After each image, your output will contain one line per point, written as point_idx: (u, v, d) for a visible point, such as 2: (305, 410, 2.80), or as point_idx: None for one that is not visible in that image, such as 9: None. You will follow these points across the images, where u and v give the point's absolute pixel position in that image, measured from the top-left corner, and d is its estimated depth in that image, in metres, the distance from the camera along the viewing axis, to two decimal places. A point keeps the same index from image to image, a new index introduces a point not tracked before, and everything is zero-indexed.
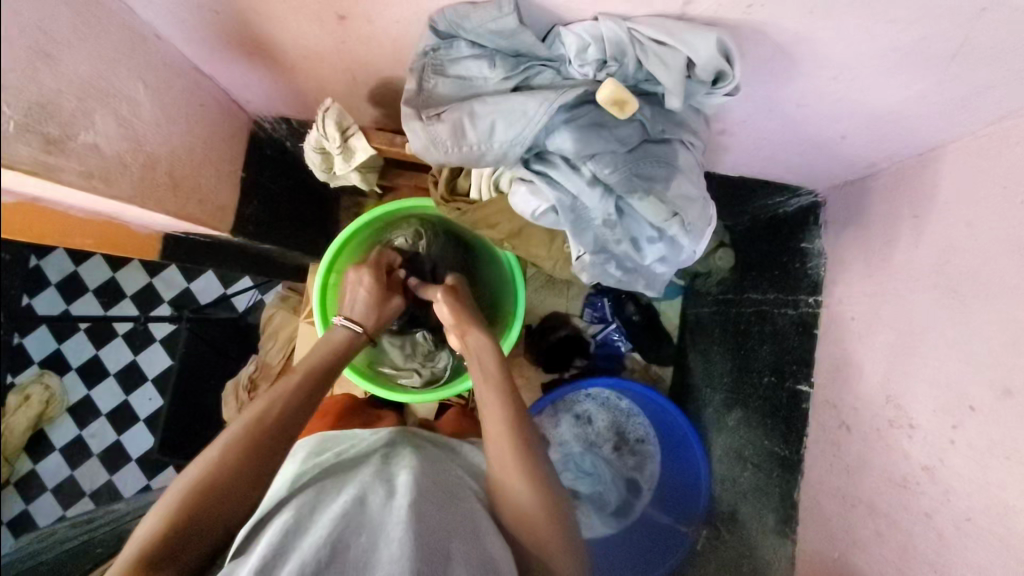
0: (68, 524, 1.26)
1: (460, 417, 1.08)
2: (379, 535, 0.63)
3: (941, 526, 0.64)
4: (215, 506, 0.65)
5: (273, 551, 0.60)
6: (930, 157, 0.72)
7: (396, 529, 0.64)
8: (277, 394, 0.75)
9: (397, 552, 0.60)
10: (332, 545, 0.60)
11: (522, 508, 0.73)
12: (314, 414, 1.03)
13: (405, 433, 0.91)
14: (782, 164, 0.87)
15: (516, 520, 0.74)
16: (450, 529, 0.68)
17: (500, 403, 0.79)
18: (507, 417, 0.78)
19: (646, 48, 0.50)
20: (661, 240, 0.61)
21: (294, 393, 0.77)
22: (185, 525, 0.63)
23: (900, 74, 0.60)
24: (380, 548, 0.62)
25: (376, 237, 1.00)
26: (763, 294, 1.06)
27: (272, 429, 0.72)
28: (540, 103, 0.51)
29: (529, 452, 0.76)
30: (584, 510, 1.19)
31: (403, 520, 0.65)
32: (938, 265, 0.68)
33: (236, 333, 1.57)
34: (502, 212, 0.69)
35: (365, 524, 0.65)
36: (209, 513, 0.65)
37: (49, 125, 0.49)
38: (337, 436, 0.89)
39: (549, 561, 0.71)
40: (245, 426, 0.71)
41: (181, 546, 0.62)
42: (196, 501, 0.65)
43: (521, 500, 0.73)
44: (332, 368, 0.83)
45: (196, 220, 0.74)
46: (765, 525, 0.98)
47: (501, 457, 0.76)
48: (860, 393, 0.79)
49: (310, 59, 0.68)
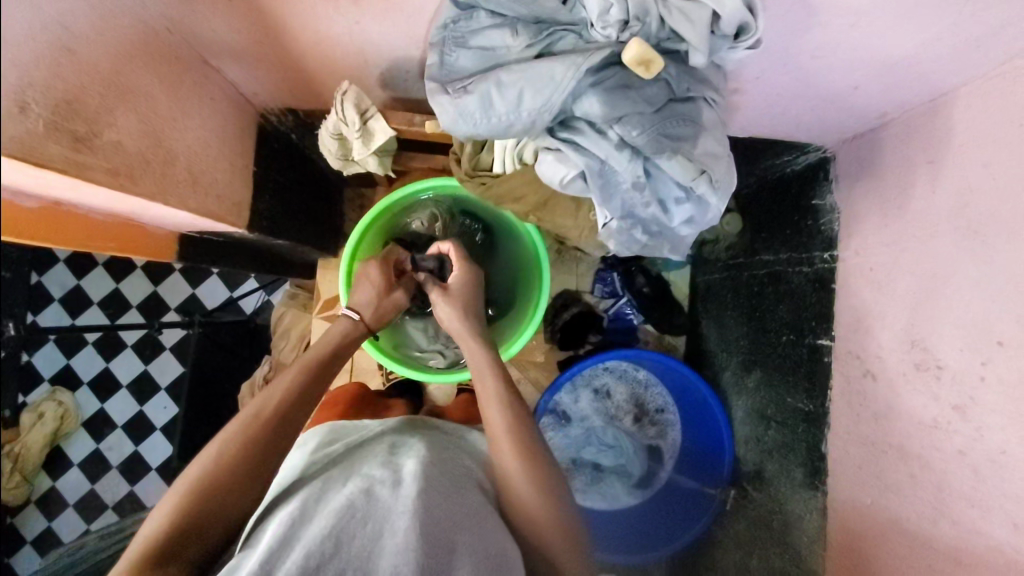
0: (96, 536, 1.26)
1: (469, 404, 1.09)
2: (385, 525, 0.63)
3: (975, 461, 0.65)
4: (221, 497, 0.65)
5: (275, 543, 0.60)
6: (943, 102, 0.72)
7: (400, 519, 0.63)
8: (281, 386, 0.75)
9: (404, 540, 0.60)
10: (336, 537, 0.60)
11: (523, 496, 0.73)
12: (327, 405, 1.03)
13: (412, 423, 0.91)
14: (793, 120, 0.87)
15: (520, 510, 0.73)
16: (456, 515, 0.67)
17: (502, 402, 0.78)
18: (506, 409, 0.78)
19: (669, 4, 0.50)
20: (689, 201, 0.61)
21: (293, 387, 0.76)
22: (192, 524, 0.63)
23: (916, 18, 0.60)
24: (384, 540, 0.61)
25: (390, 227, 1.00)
26: (776, 254, 1.07)
27: (272, 430, 0.71)
28: (567, 67, 0.51)
29: (525, 444, 0.75)
30: (607, 482, 1.23)
31: (409, 511, 0.64)
32: (958, 207, 0.69)
33: (245, 334, 1.52)
34: (530, 183, 0.70)
35: (370, 515, 0.64)
36: (216, 510, 0.65)
37: (74, 122, 0.48)
38: (345, 426, 0.89)
39: (550, 556, 0.71)
40: (245, 421, 0.71)
41: (186, 542, 0.62)
42: (204, 492, 0.65)
43: (519, 487, 0.73)
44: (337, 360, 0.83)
45: (214, 217, 0.73)
46: (793, 480, 0.99)
47: (502, 451, 0.75)
48: (884, 342, 0.80)
49: (318, 41, 0.67)
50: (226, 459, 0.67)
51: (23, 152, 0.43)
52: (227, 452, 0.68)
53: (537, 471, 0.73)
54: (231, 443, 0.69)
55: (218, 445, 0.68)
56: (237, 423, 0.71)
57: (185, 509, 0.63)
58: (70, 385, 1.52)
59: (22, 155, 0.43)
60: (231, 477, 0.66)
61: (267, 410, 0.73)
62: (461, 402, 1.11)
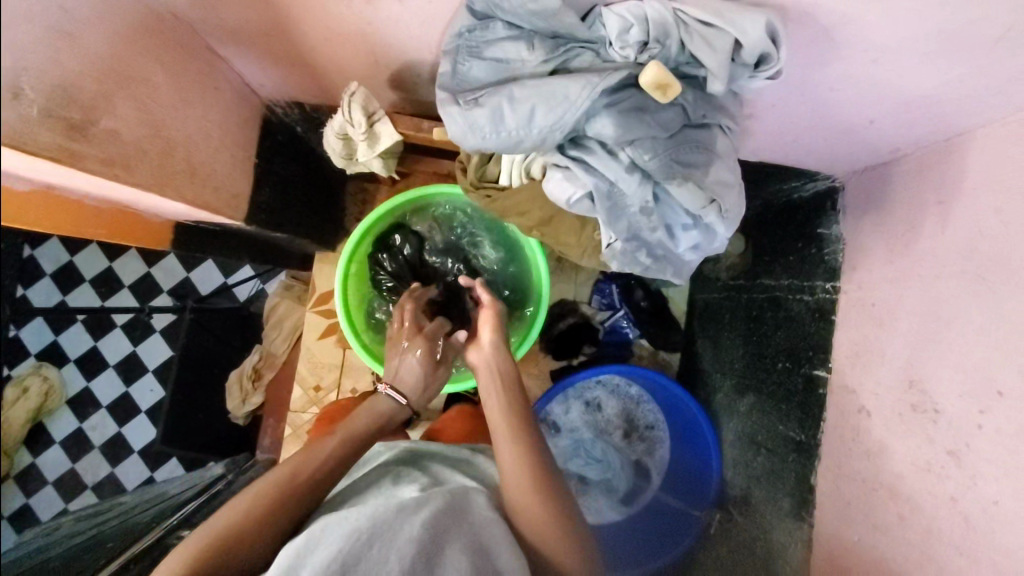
0: (71, 518, 1.17)
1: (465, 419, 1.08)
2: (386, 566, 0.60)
3: (966, 510, 0.64)
4: (244, 542, 0.65)
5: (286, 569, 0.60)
6: (958, 142, 0.71)
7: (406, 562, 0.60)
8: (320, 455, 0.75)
9: (407, 569, 0.60)
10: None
11: (514, 477, 0.73)
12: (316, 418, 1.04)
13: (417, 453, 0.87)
14: (804, 149, 0.86)
15: (518, 514, 0.72)
16: (458, 538, 0.66)
17: (500, 392, 0.81)
18: (498, 394, 0.81)
19: (691, 29, 0.49)
20: (695, 227, 0.60)
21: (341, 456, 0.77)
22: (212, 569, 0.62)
23: (939, 58, 0.59)
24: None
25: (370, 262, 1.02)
26: (777, 280, 1.06)
27: (307, 484, 0.72)
28: (582, 86, 0.50)
29: (526, 446, 0.76)
30: (592, 497, 1.20)
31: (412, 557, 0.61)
32: (966, 249, 0.67)
33: (238, 322, 1.51)
34: (534, 199, 0.68)
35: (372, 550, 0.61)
36: (238, 554, 0.64)
37: (69, 110, 0.47)
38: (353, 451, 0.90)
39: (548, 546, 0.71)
40: (285, 476, 0.71)
41: None
42: (225, 543, 0.64)
43: (523, 494, 0.72)
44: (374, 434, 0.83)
45: (211, 208, 0.71)
46: (781, 509, 0.98)
47: (503, 455, 0.75)
48: (881, 380, 0.80)
49: (329, 37, 0.66)
50: (253, 516, 0.67)
51: (15, 141, 0.42)
52: (253, 502, 0.67)
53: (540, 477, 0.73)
54: (263, 496, 0.68)
55: (249, 498, 0.68)
56: (272, 476, 0.71)
57: (210, 561, 0.62)
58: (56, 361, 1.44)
59: (13, 142, 0.42)
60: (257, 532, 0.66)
61: (305, 471, 0.73)
62: (455, 416, 1.09)
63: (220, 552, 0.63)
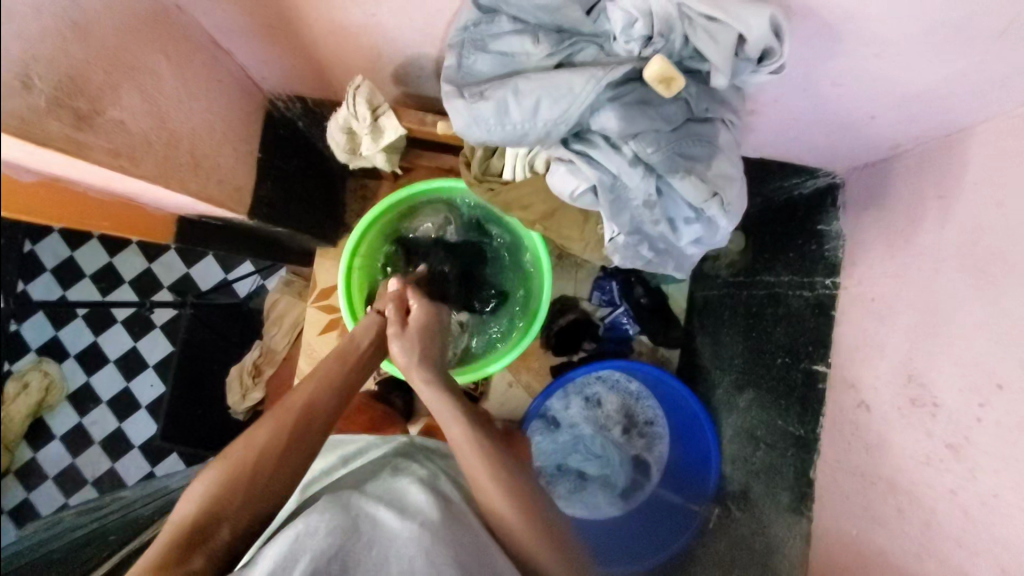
0: (75, 510, 1.18)
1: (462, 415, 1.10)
2: (388, 550, 0.66)
3: (965, 502, 0.65)
4: (250, 477, 0.70)
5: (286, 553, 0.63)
6: (957, 138, 0.72)
7: (405, 542, 0.66)
8: (309, 387, 0.78)
9: (406, 551, 0.65)
10: (343, 557, 0.64)
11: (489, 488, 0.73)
12: None
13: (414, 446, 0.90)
14: (805, 145, 0.87)
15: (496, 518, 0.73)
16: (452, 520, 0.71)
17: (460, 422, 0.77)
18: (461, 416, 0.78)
19: (695, 23, 0.49)
20: (698, 221, 0.60)
21: (330, 381, 0.79)
22: (221, 501, 0.68)
23: (940, 53, 0.59)
24: (389, 562, 0.64)
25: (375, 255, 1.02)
26: (777, 276, 1.07)
27: (304, 414, 0.75)
28: (587, 79, 0.50)
29: (496, 460, 0.75)
30: (592, 491, 1.24)
31: (412, 535, 0.66)
32: (965, 244, 0.68)
33: (238, 317, 1.49)
34: (537, 193, 0.68)
35: (374, 539, 0.67)
36: (248, 491, 0.70)
37: (77, 100, 0.48)
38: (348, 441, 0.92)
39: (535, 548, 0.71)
40: (283, 415, 0.74)
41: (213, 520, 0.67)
42: (232, 476, 0.69)
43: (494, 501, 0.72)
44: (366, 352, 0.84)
45: (215, 201, 0.72)
46: (780, 504, 0.99)
47: (474, 471, 0.74)
48: (880, 374, 0.80)
49: (333, 31, 0.66)
50: (255, 453, 0.71)
51: (24, 129, 0.43)
52: (256, 437, 0.72)
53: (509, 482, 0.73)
54: (264, 430, 0.73)
55: (252, 433, 0.73)
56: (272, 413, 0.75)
57: (219, 495, 0.68)
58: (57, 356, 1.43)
59: (22, 131, 0.43)
60: (267, 474, 0.71)
61: (300, 402, 0.76)
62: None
63: (228, 484, 0.69)
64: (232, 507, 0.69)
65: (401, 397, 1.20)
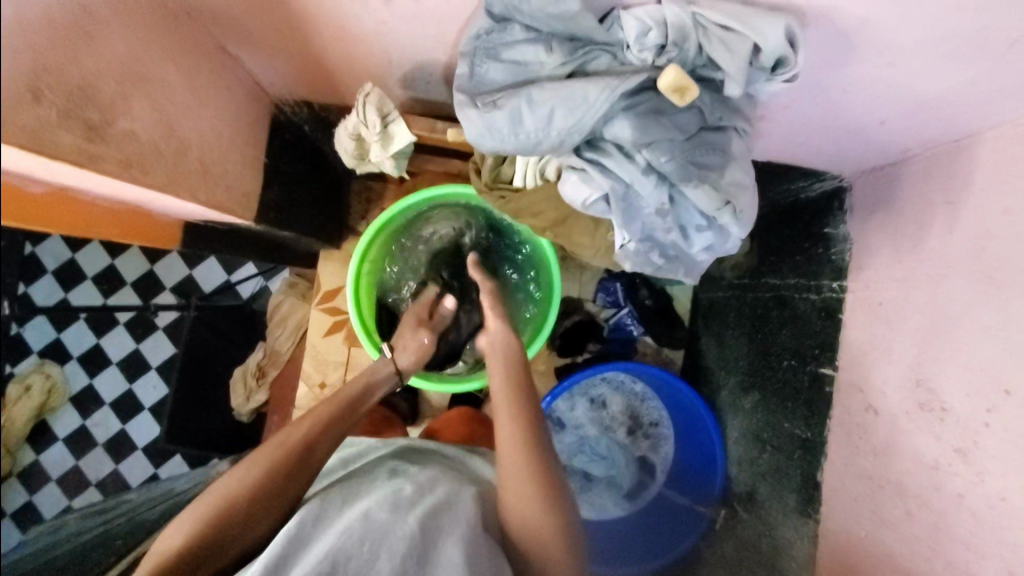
0: (80, 514, 1.17)
1: (466, 420, 1.09)
2: (382, 548, 0.63)
3: (974, 506, 0.65)
4: (237, 512, 0.67)
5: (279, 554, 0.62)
6: (967, 143, 0.72)
7: (399, 544, 0.64)
8: (310, 425, 0.76)
9: (400, 555, 0.63)
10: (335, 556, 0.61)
11: (517, 494, 0.71)
12: None
13: (415, 449, 0.90)
14: (813, 149, 0.87)
15: (517, 520, 0.72)
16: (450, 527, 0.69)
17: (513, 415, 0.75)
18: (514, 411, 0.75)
19: (709, 33, 0.49)
20: (709, 228, 0.60)
21: (329, 424, 0.78)
22: (208, 538, 0.65)
23: (952, 60, 0.59)
24: (382, 560, 0.62)
25: (384, 257, 1.03)
26: (783, 279, 1.07)
27: (297, 451, 0.73)
28: (602, 89, 0.50)
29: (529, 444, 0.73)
30: (596, 492, 1.25)
31: (408, 538, 0.65)
32: (974, 249, 0.68)
33: (240, 319, 1.46)
34: (547, 200, 0.68)
35: (368, 535, 0.64)
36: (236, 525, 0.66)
37: (88, 111, 0.48)
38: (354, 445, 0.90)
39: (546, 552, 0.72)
40: (279, 452, 0.72)
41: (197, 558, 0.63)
42: (220, 513, 0.66)
43: (517, 487, 0.71)
44: (365, 401, 0.84)
45: (222, 207, 0.71)
46: (786, 506, 0.99)
47: (506, 456, 0.73)
48: (888, 378, 0.80)
49: (343, 39, 0.66)
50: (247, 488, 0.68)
51: (36, 142, 0.43)
52: (247, 475, 0.69)
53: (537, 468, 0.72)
54: (255, 469, 0.70)
55: (243, 472, 0.70)
56: (264, 449, 0.72)
57: (203, 533, 0.65)
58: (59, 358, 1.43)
59: (34, 144, 0.43)
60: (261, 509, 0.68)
61: (294, 440, 0.74)
62: (455, 417, 1.10)
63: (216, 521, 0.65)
64: (223, 543, 0.65)
65: (406, 399, 1.20)
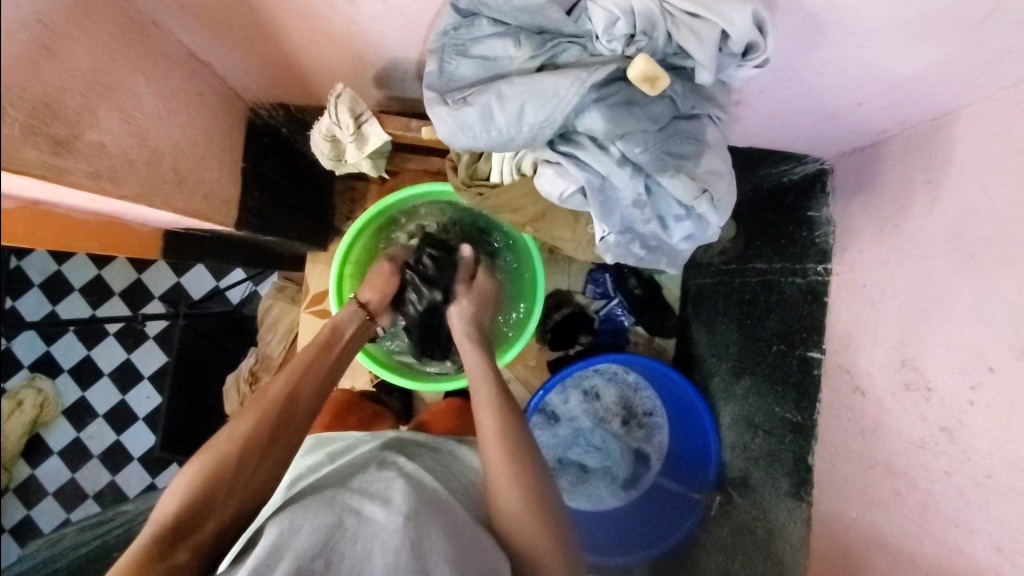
0: (77, 527, 1.17)
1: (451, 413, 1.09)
2: (375, 542, 0.64)
3: (960, 483, 0.65)
4: (229, 474, 0.68)
5: (270, 548, 0.62)
6: (944, 122, 0.71)
7: (392, 536, 0.64)
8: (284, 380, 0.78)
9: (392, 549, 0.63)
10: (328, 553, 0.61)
11: (503, 503, 0.72)
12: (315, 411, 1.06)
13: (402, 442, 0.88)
14: (792, 133, 0.87)
15: (508, 528, 0.71)
16: (442, 521, 0.69)
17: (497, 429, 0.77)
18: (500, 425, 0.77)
19: (677, 20, 0.49)
20: (689, 218, 0.60)
21: (305, 374, 0.80)
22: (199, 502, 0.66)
23: (925, 40, 0.59)
24: (376, 554, 0.62)
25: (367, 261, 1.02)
26: (768, 264, 1.07)
27: (285, 406, 0.75)
28: (571, 82, 0.49)
29: (517, 450, 0.74)
30: (593, 483, 1.26)
31: (400, 529, 0.65)
32: (954, 229, 0.68)
33: (230, 326, 1.44)
34: (526, 195, 0.68)
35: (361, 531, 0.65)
36: (227, 487, 0.68)
37: (53, 125, 0.47)
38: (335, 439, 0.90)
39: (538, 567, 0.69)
40: (267, 408, 0.74)
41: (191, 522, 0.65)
42: (213, 477, 0.67)
43: (501, 494, 0.72)
44: (339, 351, 0.86)
45: (200, 215, 0.71)
46: (778, 490, 1.00)
47: (495, 463, 0.73)
48: (874, 359, 0.81)
49: (314, 40, 0.66)
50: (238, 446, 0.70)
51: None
52: (235, 433, 0.71)
53: (520, 480, 0.72)
54: (243, 426, 0.72)
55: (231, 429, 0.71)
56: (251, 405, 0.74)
57: (196, 497, 0.66)
58: (50, 371, 1.42)
59: None
60: (251, 466, 0.70)
61: (279, 391, 0.76)
62: (444, 410, 1.10)
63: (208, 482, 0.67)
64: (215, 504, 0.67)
65: (399, 399, 1.20)
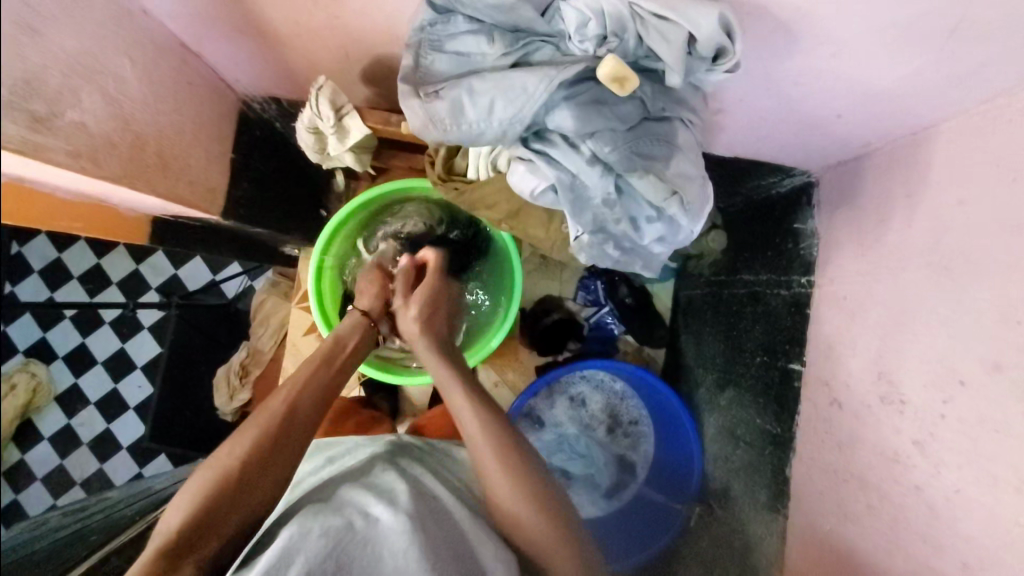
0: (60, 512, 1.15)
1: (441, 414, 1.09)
2: (384, 547, 0.64)
3: (931, 498, 0.65)
4: (229, 492, 0.68)
5: (280, 552, 0.61)
6: (924, 136, 0.72)
7: (401, 541, 0.64)
8: (287, 391, 0.78)
9: (401, 557, 0.63)
10: (338, 556, 0.62)
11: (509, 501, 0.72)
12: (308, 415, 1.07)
13: (403, 447, 0.88)
14: (778, 144, 0.87)
15: (512, 527, 0.71)
16: (447, 533, 0.69)
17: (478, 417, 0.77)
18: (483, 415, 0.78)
19: (647, 23, 0.50)
20: (660, 220, 0.60)
21: (309, 385, 0.80)
22: (203, 516, 0.66)
23: (899, 51, 0.60)
24: (386, 560, 0.63)
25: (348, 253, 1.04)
26: (755, 275, 1.07)
27: (279, 424, 0.74)
28: (540, 79, 0.51)
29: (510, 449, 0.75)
30: (577, 492, 1.20)
31: (407, 534, 0.65)
32: (930, 242, 0.68)
33: (225, 318, 1.53)
34: (498, 193, 0.71)
35: (370, 538, 0.65)
36: (229, 503, 0.68)
37: (35, 102, 0.49)
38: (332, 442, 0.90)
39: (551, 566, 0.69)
40: (263, 425, 0.73)
41: (195, 535, 0.65)
42: (217, 494, 0.67)
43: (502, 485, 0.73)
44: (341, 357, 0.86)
45: (185, 200, 0.72)
46: (757, 502, 1.00)
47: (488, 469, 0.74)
48: (850, 371, 0.81)
49: (301, 33, 0.67)
50: (245, 460, 0.70)
51: None
52: (236, 451, 0.71)
53: (520, 475, 0.73)
54: (246, 438, 0.72)
55: (235, 447, 0.71)
56: (252, 419, 0.74)
57: (198, 513, 0.66)
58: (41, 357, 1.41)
59: None
60: (252, 480, 0.70)
61: (276, 405, 0.76)
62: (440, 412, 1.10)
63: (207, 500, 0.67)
64: (216, 515, 0.67)
65: (386, 399, 1.20)
